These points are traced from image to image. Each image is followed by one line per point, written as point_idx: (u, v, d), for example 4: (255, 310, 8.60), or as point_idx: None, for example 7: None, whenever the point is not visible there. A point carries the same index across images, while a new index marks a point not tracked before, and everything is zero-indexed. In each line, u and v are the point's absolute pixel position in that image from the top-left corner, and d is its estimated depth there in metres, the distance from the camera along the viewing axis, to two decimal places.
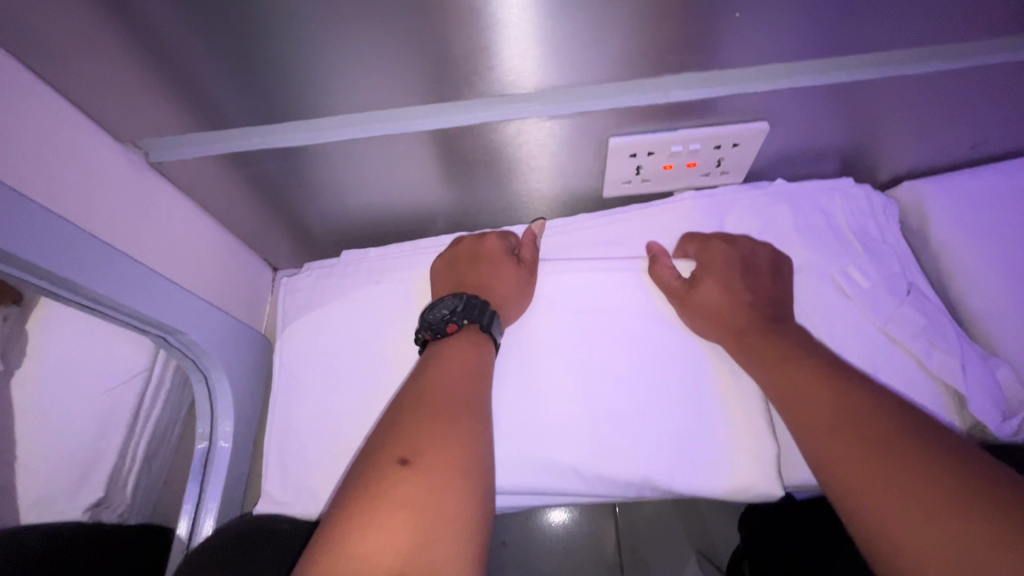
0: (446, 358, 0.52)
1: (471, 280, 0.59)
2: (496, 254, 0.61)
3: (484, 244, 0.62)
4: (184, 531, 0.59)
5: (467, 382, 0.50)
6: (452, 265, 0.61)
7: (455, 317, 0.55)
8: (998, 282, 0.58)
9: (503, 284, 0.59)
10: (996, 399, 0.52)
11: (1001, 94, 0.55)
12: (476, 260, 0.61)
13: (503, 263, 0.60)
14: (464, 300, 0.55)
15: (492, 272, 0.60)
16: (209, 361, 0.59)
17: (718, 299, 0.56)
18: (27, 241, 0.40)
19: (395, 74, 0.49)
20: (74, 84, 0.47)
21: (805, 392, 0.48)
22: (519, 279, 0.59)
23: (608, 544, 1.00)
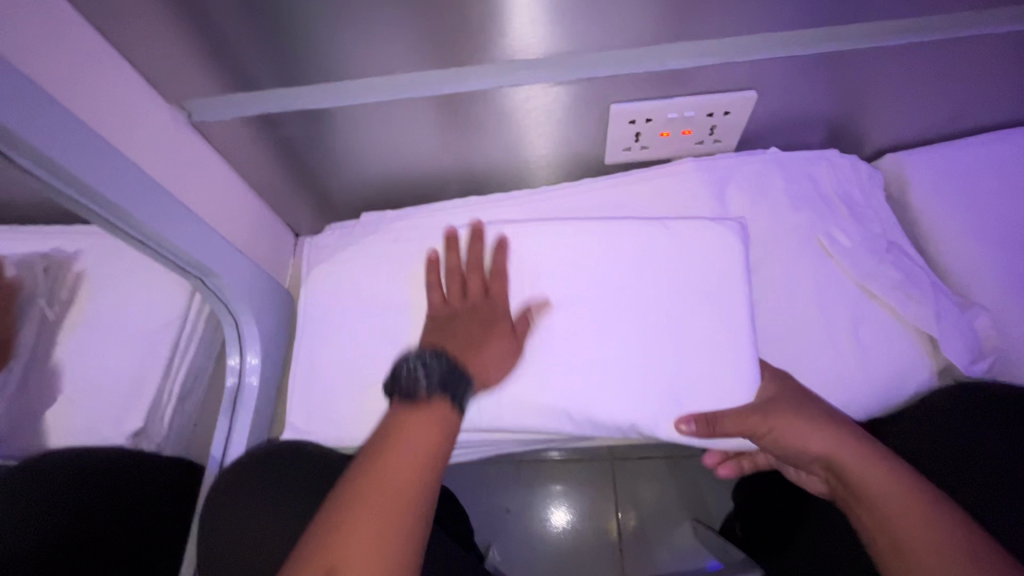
0: (406, 433, 0.51)
1: (455, 340, 0.58)
2: (490, 317, 0.59)
3: (480, 304, 0.61)
4: (217, 453, 0.66)
5: (422, 465, 0.50)
6: (444, 320, 0.61)
7: (428, 387, 0.54)
8: (972, 243, 0.63)
9: (484, 350, 0.58)
10: (969, 343, 0.56)
11: (972, 66, 0.60)
12: (466, 320, 0.60)
13: (482, 306, 0.60)
14: (442, 369, 0.55)
15: (472, 323, 0.59)
16: (239, 305, 0.65)
17: (802, 424, 0.52)
18: (96, 172, 0.46)
19: (418, 42, 0.54)
20: (131, 46, 0.52)
21: (893, 506, 0.47)
22: (499, 341, 0.58)
23: (608, 515, 1.05)
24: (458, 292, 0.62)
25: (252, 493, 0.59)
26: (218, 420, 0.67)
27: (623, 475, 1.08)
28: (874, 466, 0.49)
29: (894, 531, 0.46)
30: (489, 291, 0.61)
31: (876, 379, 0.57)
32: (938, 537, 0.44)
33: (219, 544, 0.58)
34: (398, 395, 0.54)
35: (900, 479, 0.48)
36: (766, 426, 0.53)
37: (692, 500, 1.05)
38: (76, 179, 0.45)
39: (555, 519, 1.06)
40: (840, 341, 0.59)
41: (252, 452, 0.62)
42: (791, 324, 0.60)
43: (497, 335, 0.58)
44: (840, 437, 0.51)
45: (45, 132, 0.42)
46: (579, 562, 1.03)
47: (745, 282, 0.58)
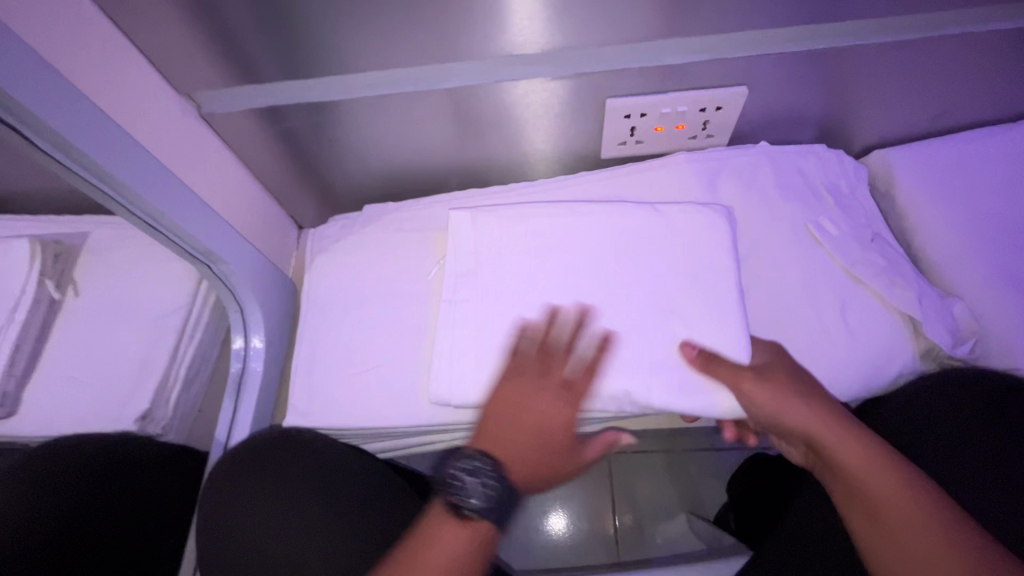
0: (449, 533, 0.51)
1: (523, 444, 0.55)
2: (558, 430, 0.56)
3: (558, 409, 0.56)
4: (221, 435, 0.68)
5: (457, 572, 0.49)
6: (517, 412, 0.56)
7: (481, 508, 0.52)
8: (955, 234, 0.65)
9: (545, 464, 0.55)
10: (950, 327, 0.58)
11: (955, 65, 0.62)
12: (536, 422, 0.56)
13: (563, 406, 0.56)
14: (498, 487, 0.52)
15: (541, 424, 0.56)
16: (243, 291, 0.67)
17: (784, 393, 0.53)
18: (112, 159, 0.48)
19: (421, 38, 0.56)
20: (144, 39, 0.54)
21: (867, 479, 0.49)
22: (559, 453, 0.56)
23: (608, 519, 1.07)
24: (534, 377, 0.57)
25: (252, 484, 0.59)
26: (223, 403, 0.69)
27: (619, 468, 1.10)
28: (850, 440, 0.50)
29: (866, 502, 0.48)
30: (576, 391, 0.56)
31: (860, 362, 0.59)
32: (910, 511, 0.46)
33: (213, 538, 0.57)
34: (446, 495, 0.52)
35: (876, 455, 0.49)
36: (754, 389, 0.54)
37: (687, 492, 1.07)
38: (88, 159, 0.47)
39: (554, 528, 1.07)
40: (828, 326, 0.60)
41: (251, 437, 0.62)
42: (781, 310, 0.62)
43: (560, 448, 0.56)
44: (819, 411, 0.52)
45: (64, 119, 0.44)
46: (575, 552, 1.06)
47: (735, 266, 0.60)
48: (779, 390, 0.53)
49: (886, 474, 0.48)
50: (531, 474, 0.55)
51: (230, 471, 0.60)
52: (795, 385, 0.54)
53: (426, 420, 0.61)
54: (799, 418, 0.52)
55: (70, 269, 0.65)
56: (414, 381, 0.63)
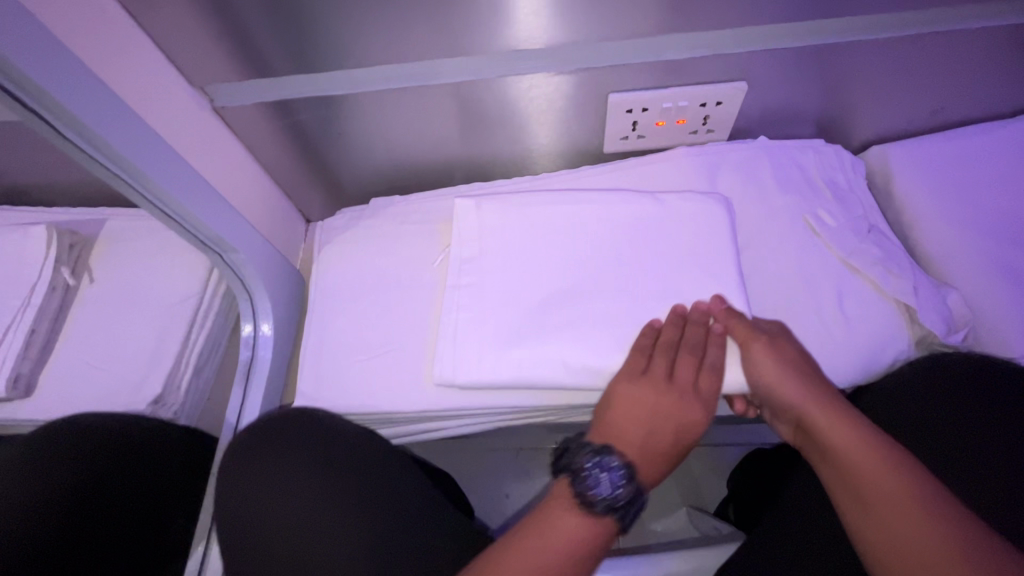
0: (570, 519, 0.51)
1: (653, 438, 0.56)
2: (688, 426, 0.56)
3: (687, 409, 0.56)
4: (232, 417, 0.69)
5: (571, 560, 0.49)
6: (648, 408, 0.56)
7: (614, 500, 0.51)
8: (951, 227, 0.66)
9: (669, 455, 0.57)
10: (944, 314, 0.59)
11: (950, 61, 0.64)
12: (666, 419, 0.56)
13: (696, 407, 0.56)
14: (631, 486, 0.52)
15: (672, 421, 0.56)
16: (253, 279, 0.69)
17: (785, 362, 0.55)
18: (132, 147, 0.50)
19: (430, 33, 0.58)
20: (160, 32, 0.56)
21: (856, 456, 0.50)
22: (682, 446, 0.57)
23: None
24: (663, 377, 0.57)
25: (273, 470, 0.62)
26: (232, 390, 0.70)
27: None
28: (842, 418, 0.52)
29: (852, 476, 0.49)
30: (703, 392, 0.57)
31: (857, 348, 0.60)
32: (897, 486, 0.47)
33: (232, 505, 0.61)
34: (572, 481, 0.53)
35: (868, 436, 0.50)
36: (759, 354, 0.56)
37: (687, 486, 1.09)
38: (109, 146, 0.48)
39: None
40: (826, 315, 0.61)
41: (265, 419, 0.65)
42: (779, 300, 0.63)
43: (683, 443, 0.57)
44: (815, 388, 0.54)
45: (86, 107, 0.46)
46: None
47: (735, 255, 0.62)
48: (780, 359, 0.55)
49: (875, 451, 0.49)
50: (657, 465, 0.56)
51: (250, 445, 0.63)
52: (795, 358, 0.56)
53: (431, 405, 0.63)
54: (796, 389, 0.54)
55: (85, 257, 0.71)
56: (420, 368, 0.65)
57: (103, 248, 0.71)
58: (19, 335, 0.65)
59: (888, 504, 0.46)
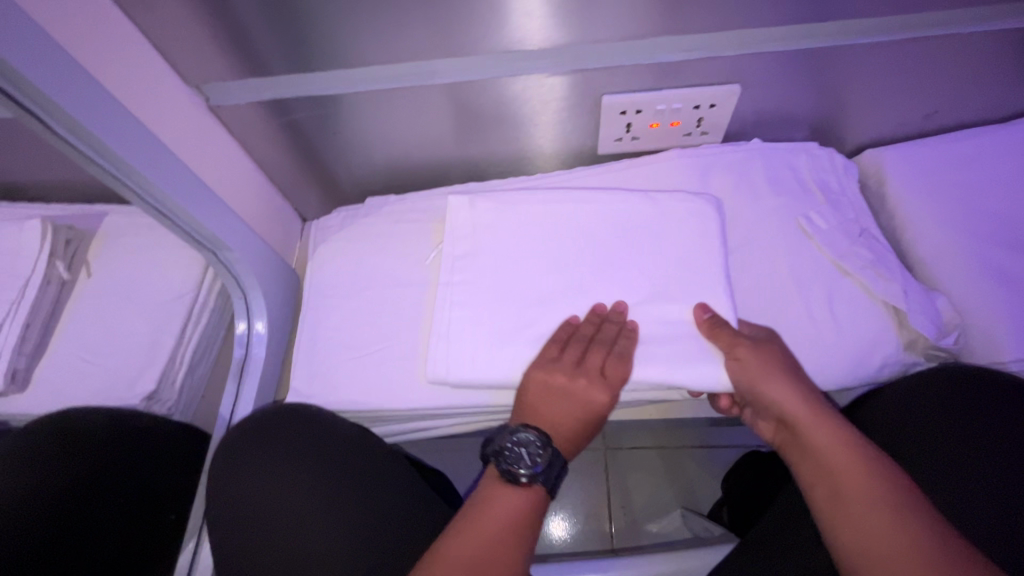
0: (500, 490, 0.55)
1: (557, 418, 0.57)
2: (593, 407, 0.57)
3: (589, 390, 0.57)
4: (226, 412, 0.70)
5: (514, 530, 0.52)
6: (551, 390, 0.57)
7: (534, 472, 0.54)
8: (942, 231, 0.66)
9: (576, 432, 0.58)
10: (933, 318, 0.59)
11: (943, 66, 0.64)
12: (570, 400, 0.57)
13: (599, 390, 0.57)
14: (549, 453, 0.55)
15: (577, 404, 0.57)
16: (247, 278, 0.69)
17: (774, 367, 0.55)
18: (126, 146, 0.51)
19: (423, 33, 0.58)
20: (155, 32, 0.56)
21: (839, 460, 0.50)
22: (591, 427, 0.58)
23: (606, 520, 1.08)
24: (569, 362, 0.58)
25: (259, 464, 0.63)
26: (226, 387, 0.71)
27: (615, 463, 1.12)
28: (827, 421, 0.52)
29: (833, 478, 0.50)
30: (612, 377, 0.57)
31: (845, 351, 0.60)
32: (874, 491, 0.48)
33: (222, 507, 0.61)
34: (496, 462, 0.55)
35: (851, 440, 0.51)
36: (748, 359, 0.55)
37: (682, 488, 1.09)
38: (103, 145, 0.49)
39: (553, 535, 1.08)
40: (817, 317, 0.62)
41: (257, 414, 0.65)
42: (770, 302, 0.63)
43: (592, 424, 0.58)
44: (802, 392, 0.54)
45: (81, 105, 0.46)
46: (571, 546, 1.07)
47: (724, 257, 0.62)
48: (767, 364, 0.55)
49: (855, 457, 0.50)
50: (566, 445, 0.58)
51: (241, 441, 0.63)
52: (782, 362, 0.56)
53: (422, 403, 0.63)
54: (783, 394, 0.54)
55: (84, 252, 0.72)
56: (412, 366, 0.65)
57: (98, 243, 0.72)
58: (14, 329, 0.66)
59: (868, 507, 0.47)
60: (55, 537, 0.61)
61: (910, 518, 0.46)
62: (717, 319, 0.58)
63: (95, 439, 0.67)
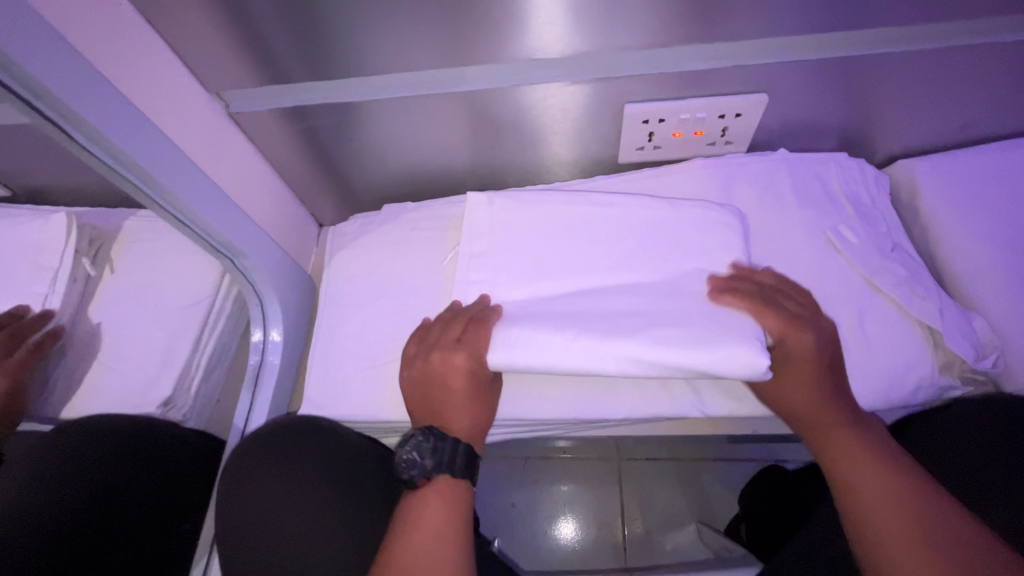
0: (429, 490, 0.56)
1: (436, 404, 0.59)
2: (464, 380, 0.59)
3: (451, 362, 0.58)
4: (240, 421, 0.70)
5: (453, 518, 0.54)
6: (422, 380, 0.60)
7: (428, 467, 0.56)
8: (979, 247, 0.64)
9: (461, 409, 0.59)
10: (971, 339, 0.57)
11: (984, 74, 0.61)
12: (439, 382, 0.59)
13: (454, 356, 0.58)
14: (433, 444, 0.56)
15: (447, 380, 0.59)
16: (264, 286, 0.69)
17: (804, 369, 0.56)
18: (146, 155, 0.51)
19: (442, 42, 0.57)
20: (175, 39, 0.56)
21: (858, 466, 0.51)
22: (477, 399, 0.60)
23: (618, 531, 1.06)
24: (431, 345, 0.60)
25: (271, 475, 0.62)
26: (241, 394, 0.71)
27: (630, 474, 1.10)
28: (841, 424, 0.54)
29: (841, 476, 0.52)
30: (468, 343, 0.57)
31: (877, 372, 0.58)
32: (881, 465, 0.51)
33: (230, 520, 0.61)
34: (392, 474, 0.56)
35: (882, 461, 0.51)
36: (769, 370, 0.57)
37: (698, 503, 1.07)
38: (122, 153, 0.49)
39: (563, 541, 1.07)
40: (845, 334, 0.60)
41: (269, 423, 0.65)
42: None
43: (473, 395, 0.60)
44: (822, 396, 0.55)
45: (100, 114, 0.46)
46: (583, 559, 1.05)
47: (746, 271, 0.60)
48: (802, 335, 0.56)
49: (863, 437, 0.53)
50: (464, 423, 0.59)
51: (250, 451, 0.63)
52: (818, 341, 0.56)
53: None
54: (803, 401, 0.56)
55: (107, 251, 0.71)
56: None
57: (121, 241, 0.71)
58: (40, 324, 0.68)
59: (879, 501, 0.49)
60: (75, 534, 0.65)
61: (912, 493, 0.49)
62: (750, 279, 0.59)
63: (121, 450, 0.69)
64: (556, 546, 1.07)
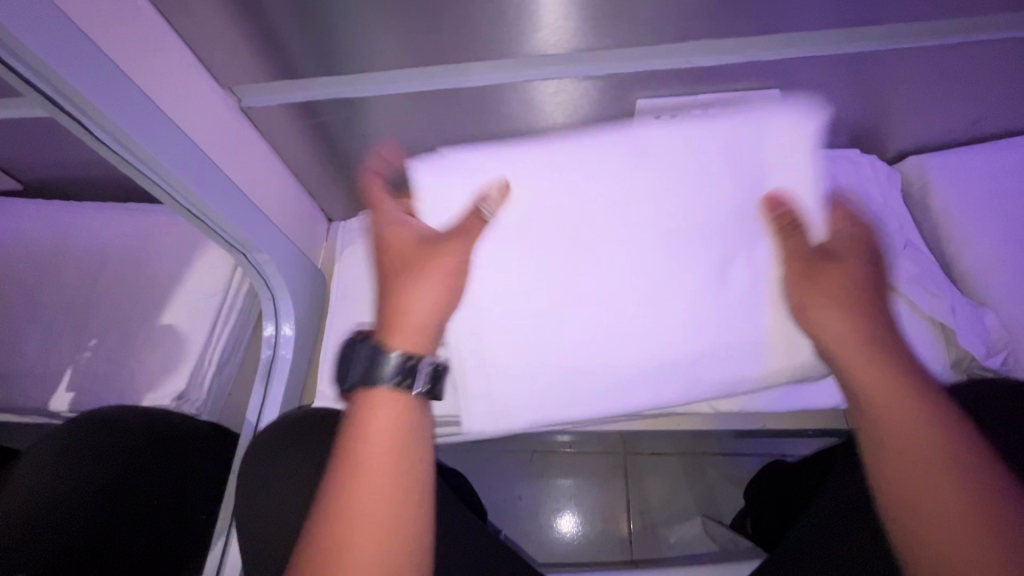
0: (374, 409, 0.54)
1: (399, 290, 0.59)
2: (420, 252, 0.59)
3: (407, 237, 0.61)
4: (252, 416, 0.72)
5: (399, 433, 0.54)
6: (388, 271, 0.61)
7: (355, 380, 0.56)
8: (987, 244, 0.64)
9: (421, 287, 0.58)
10: (980, 334, 0.59)
11: (997, 71, 0.61)
12: (402, 262, 0.60)
13: (409, 232, 0.62)
14: (359, 354, 0.57)
15: (409, 258, 0.60)
16: (276, 281, 0.70)
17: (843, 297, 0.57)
18: (166, 153, 0.51)
19: (452, 38, 0.57)
20: (190, 33, 0.56)
21: (896, 416, 0.53)
22: (440, 275, 0.58)
23: (622, 522, 1.07)
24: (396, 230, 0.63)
25: (288, 463, 0.64)
26: (254, 387, 0.72)
27: (635, 469, 1.11)
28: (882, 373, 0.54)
29: (864, 398, 0.54)
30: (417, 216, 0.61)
31: None
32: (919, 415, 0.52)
33: (251, 506, 0.63)
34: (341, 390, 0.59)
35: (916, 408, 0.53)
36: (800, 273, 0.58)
37: (702, 496, 1.08)
38: (145, 152, 0.50)
39: (565, 531, 1.08)
40: None
41: (289, 415, 0.67)
42: None
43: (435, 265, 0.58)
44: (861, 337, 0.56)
45: (120, 111, 0.47)
46: (588, 552, 1.06)
47: None
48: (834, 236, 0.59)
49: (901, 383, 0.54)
50: (424, 309, 0.58)
51: (271, 439, 0.66)
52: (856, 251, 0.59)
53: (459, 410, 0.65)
54: (832, 317, 0.57)
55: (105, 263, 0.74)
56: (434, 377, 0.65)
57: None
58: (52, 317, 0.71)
59: (907, 444, 0.52)
60: (107, 521, 0.62)
61: (944, 443, 0.51)
62: (784, 208, 0.55)
63: (140, 435, 0.68)
64: (561, 539, 1.08)
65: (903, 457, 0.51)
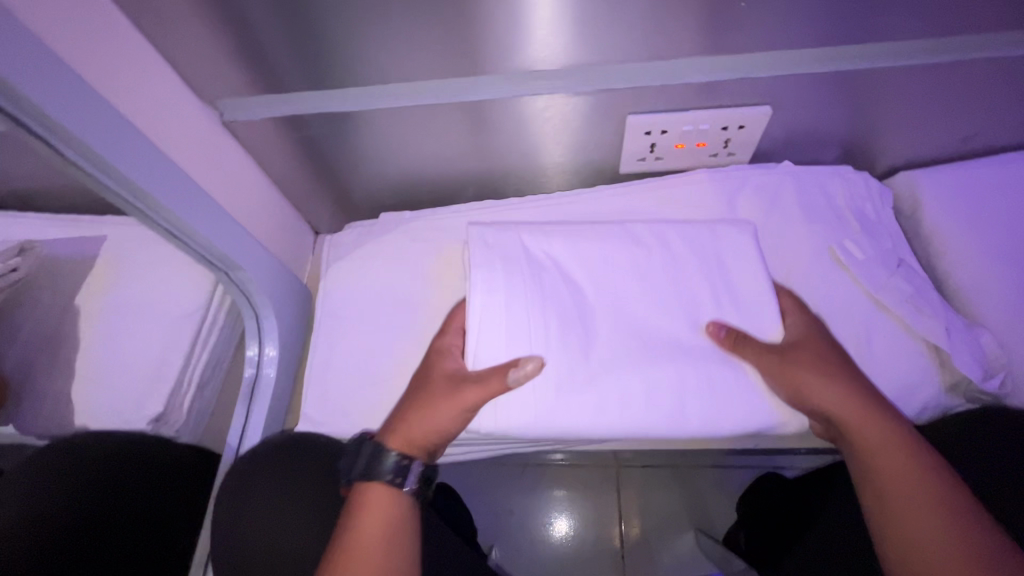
0: (365, 508, 0.57)
1: (409, 406, 0.59)
2: (441, 379, 0.58)
3: (439, 363, 0.60)
4: (234, 441, 0.70)
5: (389, 532, 0.56)
6: (415, 382, 0.61)
7: (356, 472, 0.58)
8: (979, 263, 0.64)
9: (426, 411, 0.57)
10: (979, 359, 0.57)
11: (988, 87, 0.61)
12: (423, 382, 0.60)
13: (448, 354, 0.60)
14: (366, 447, 0.59)
15: (429, 379, 0.60)
16: (260, 299, 0.68)
17: (830, 385, 0.55)
18: (141, 170, 0.50)
19: (437, 51, 0.56)
20: (168, 45, 0.54)
21: (901, 496, 0.53)
22: (443, 410, 0.56)
23: (615, 539, 1.06)
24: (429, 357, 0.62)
25: (266, 487, 0.64)
26: (236, 408, 0.70)
27: (627, 482, 1.09)
28: (883, 451, 0.54)
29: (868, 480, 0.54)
30: (451, 350, 0.60)
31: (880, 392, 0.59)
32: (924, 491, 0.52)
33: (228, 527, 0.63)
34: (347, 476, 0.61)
35: (919, 484, 0.52)
36: (776, 364, 0.55)
37: (696, 511, 1.06)
38: (116, 171, 0.48)
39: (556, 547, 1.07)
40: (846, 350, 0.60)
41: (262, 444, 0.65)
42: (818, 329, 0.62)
43: (441, 398, 0.57)
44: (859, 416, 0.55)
45: (92, 129, 0.45)
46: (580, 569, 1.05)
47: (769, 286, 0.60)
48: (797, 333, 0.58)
49: (902, 458, 0.53)
50: (419, 431, 0.58)
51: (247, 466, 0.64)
52: (826, 346, 0.57)
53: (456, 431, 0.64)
54: (821, 389, 0.55)
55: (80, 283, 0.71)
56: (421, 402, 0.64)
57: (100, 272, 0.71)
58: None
59: (918, 525, 0.51)
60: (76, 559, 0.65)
61: (952, 519, 0.51)
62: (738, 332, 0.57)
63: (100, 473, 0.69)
64: (552, 556, 1.06)
65: (914, 541, 0.51)
